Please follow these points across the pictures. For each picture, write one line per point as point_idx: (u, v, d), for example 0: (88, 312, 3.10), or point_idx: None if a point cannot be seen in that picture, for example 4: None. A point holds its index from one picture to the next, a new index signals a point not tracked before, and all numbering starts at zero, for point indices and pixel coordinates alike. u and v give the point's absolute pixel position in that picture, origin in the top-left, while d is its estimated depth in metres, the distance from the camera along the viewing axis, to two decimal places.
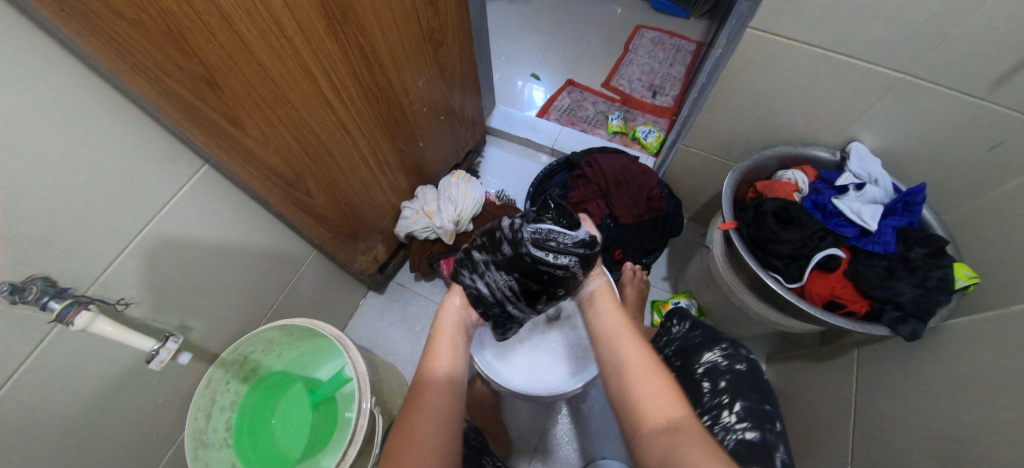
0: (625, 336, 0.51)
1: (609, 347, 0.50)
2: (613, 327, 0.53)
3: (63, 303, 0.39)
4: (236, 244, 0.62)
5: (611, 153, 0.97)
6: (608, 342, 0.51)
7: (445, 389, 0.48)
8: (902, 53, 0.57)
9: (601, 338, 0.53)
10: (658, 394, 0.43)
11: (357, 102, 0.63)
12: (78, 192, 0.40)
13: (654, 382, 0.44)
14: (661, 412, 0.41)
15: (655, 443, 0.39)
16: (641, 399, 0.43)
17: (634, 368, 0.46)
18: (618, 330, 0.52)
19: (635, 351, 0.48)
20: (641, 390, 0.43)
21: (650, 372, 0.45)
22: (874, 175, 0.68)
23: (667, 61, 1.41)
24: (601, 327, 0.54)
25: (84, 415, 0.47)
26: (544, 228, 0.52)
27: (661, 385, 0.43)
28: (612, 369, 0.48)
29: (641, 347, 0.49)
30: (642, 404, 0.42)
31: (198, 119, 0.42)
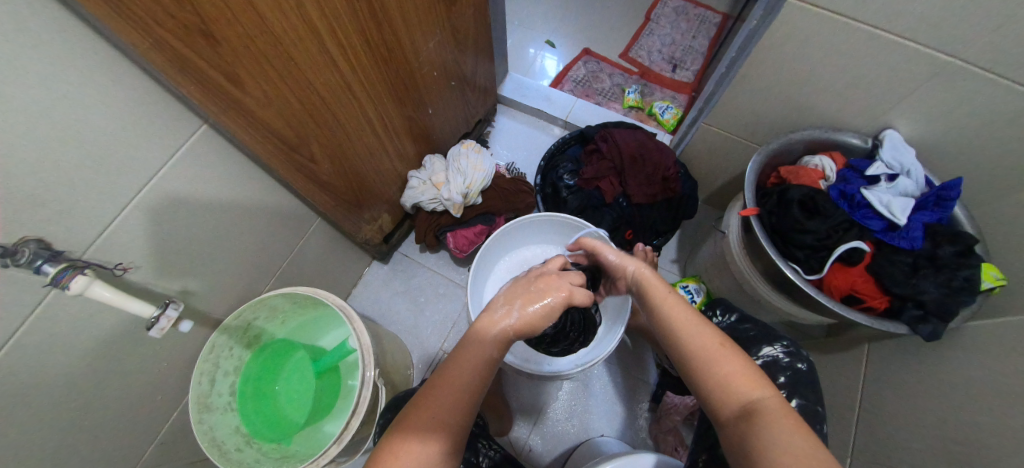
0: (685, 319, 0.45)
1: (669, 338, 0.45)
2: (671, 312, 0.46)
3: (56, 267, 0.37)
4: (238, 209, 0.60)
5: (628, 128, 0.93)
6: (671, 329, 0.45)
7: (487, 359, 0.46)
8: (956, 35, 0.53)
9: (662, 325, 0.46)
10: (738, 377, 0.39)
11: (364, 63, 0.58)
12: (68, 152, 0.37)
13: (731, 364, 0.40)
14: (745, 398, 0.38)
15: (742, 433, 0.37)
16: (719, 389, 0.40)
17: (709, 359, 0.41)
18: (677, 317, 0.46)
19: (705, 337, 0.43)
20: (718, 379, 0.40)
21: (727, 359, 0.40)
22: (906, 167, 0.65)
23: (690, 33, 1.33)
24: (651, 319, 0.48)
25: (84, 380, 0.47)
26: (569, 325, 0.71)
27: (738, 374, 0.39)
28: (682, 361, 0.43)
29: (708, 333, 0.43)
30: (717, 393, 0.40)
31: (195, 76, 0.39)
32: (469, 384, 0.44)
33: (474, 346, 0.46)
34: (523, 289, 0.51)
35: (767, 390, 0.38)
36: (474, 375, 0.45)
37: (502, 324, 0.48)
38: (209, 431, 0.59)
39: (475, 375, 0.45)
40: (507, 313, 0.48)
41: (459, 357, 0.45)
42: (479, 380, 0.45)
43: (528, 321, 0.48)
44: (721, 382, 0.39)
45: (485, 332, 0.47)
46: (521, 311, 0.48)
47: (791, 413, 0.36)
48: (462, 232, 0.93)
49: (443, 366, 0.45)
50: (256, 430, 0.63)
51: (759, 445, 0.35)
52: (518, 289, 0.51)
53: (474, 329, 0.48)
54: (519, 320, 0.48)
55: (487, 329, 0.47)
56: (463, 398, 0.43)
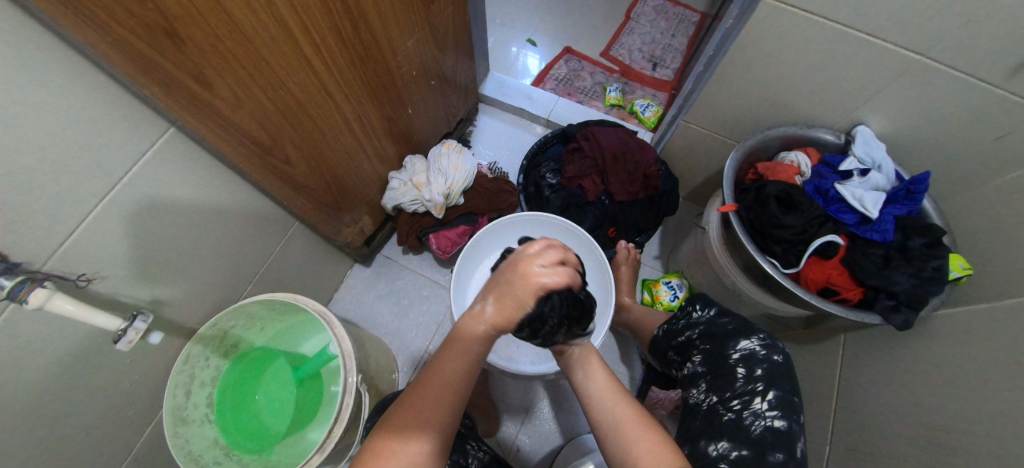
0: (614, 394, 0.46)
1: (598, 410, 0.45)
2: (599, 386, 0.47)
3: (13, 281, 0.35)
4: (209, 215, 0.58)
5: (610, 126, 0.93)
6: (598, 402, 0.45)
7: (472, 358, 0.45)
8: (921, 34, 0.54)
9: (588, 402, 0.46)
10: (656, 449, 0.39)
11: (339, 61, 0.57)
12: (21, 160, 0.35)
13: (650, 437, 0.40)
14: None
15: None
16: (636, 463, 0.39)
17: (627, 432, 0.41)
18: (608, 390, 0.46)
19: (627, 412, 0.43)
20: (634, 454, 0.39)
21: (644, 433, 0.41)
22: (878, 162, 0.67)
23: (670, 32, 1.35)
24: (588, 386, 0.47)
25: (47, 397, 0.45)
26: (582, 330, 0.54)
27: (655, 445, 0.40)
28: (605, 436, 0.43)
29: (632, 407, 0.44)
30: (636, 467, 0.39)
31: (160, 77, 0.38)
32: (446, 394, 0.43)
33: (455, 349, 0.44)
34: (494, 281, 0.46)
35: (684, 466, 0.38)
36: (457, 378, 0.44)
37: (477, 318, 0.44)
38: (185, 444, 0.57)
39: (450, 393, 0.43)
40: (481, 306, 0.45)
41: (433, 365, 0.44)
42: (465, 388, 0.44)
43: (501, 313, 0.43)
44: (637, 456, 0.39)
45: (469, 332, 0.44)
46: (488, 306, 0.44)
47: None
48: (444, 233, 0.92)
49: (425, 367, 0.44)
50: (234, 441, 0.62)
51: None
52: (491, 283, 0.46)
53: (457, 327, 0.46)
54: (491, 314, 0.44)
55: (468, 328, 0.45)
56: (445, 395, 0.43)
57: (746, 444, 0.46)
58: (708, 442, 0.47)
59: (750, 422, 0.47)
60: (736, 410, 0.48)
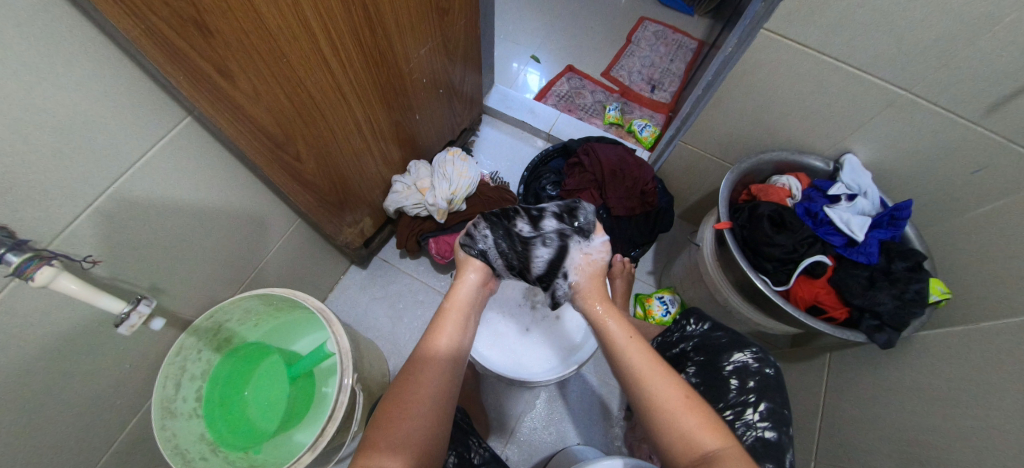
0: (654, 367, 0.43)
1: (635, 389, 0.43)
2: (637, 363, 0.44)
3: (21, 257, 0.35)
4: (215, 205, 0.58)
5: (609, 143, 0.96)
6: (636, 380, 0.43)
7: (439, 377, 0.46)
8: (906, 70, 0.58)
9: (625, 376, 0.45)
10: (703, 427, 0.39)
11: (355, 65, 0.59)
12: (40, 137, 0.36)
13: (695, 414, 0.39)
14: (704, 450, 0.38)
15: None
16: (680, 442, 0.39)
17: (671, 413, 0.40)
18: (645, 367, 0.44)
19: (669, 389, 0.41)
20: (678, 434, 0.39)
21: (689, 413, 0.39)
22: (863, 188, 0.70)
23: (668, 57, 1.40)
24: (621, 364, 0.46)
25: (39, 379, 0.44)
26: (553, 251, 0.60)
27: (702, 427, 0.39)
28: (642, 413, 0.42)
29: (674, 384, 0.42)
30: (677, 445, 0.39)
31: (186, 67, 0.39)
32: (429, 405, 0.44)
33: (427, 365, 0.47)
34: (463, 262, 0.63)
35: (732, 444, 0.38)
36: (433, 392, 0.45)
37: (436, 319, 0.52)
38: (172, 438, 0.55)
39: (432, 412, 0.44)
40: (441, 304, 0.54)
41: (407, 383, 0.45)
42: (444, 397, 0.45)
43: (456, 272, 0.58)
44: (681, 436, 0.39)
45: (433, 347, 0.49)
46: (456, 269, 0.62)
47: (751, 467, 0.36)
48: (444, 238, 0.92)
49: (406, 379, 0.45)
50: (222, 437, 0.60)
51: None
52: None
53: (415, 355, 0.48)
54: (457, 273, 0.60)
55: (432, 347, 0.48)
56: (431, 401, 0.44)
57: None
58: None
59: (742, 432, 0.49)
60: (729, 421, 0.50)
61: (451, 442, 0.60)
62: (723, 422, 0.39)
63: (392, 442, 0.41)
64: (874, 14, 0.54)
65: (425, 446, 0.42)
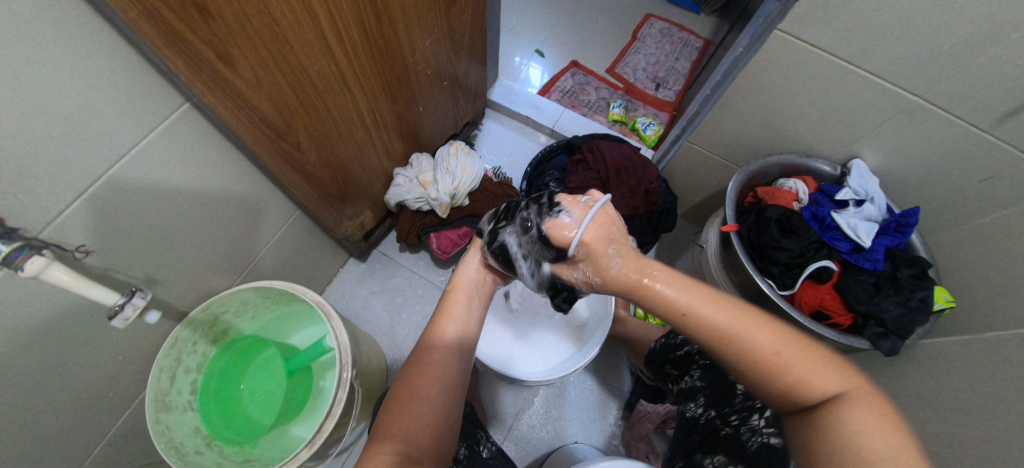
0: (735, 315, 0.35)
1: (718, 345, 0.35)
2: (711, 317, 0.35)
3: (11, 247, 0.34)
4: (213, 195, 0.57)
5: (614, 141, 0.95)
6: (714, 341, 0.35)
7: (443, 366, 0.45)
8: (919, 76, 0.57)
9: (704, 343, 0.36)
10: (819, 371, 0.33)
11: (359, 53, 0.57)
12: (31, 120, 0.34)
13: (804, 358, 0.33)
14: (824, 393, 0.32)
15: (815, 437, 0.32)
16: (788, 391, 0.34)
17: (773, 365, 0.33)
18: (724, 320, 0.35)
19: (761, 336, 0.34)
20: (789, 384, 0.33)
21: (794, 359, 0.33)
22: (871, 194, 0.70)
23: (674, 55, 1.39)
24: (687, 324, 0.36)
25: (28, 371, 0.42)
26: (498, 262, 0.50)
27: (815, 370, 0.33)
28: (735, 368, 0.35)
29: (765, 327, 0.35)
30: (784, 392, 0.34)
31: (186, 51, 0.37)
32: (435, 395, 0.43)
33: (431, 353, 0.46)
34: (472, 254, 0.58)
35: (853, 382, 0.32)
36: (436, 383, 0.44)
37: (440, 304, 0.51)
38: (166, 432, 0.55)
39: (433, 405, 0.43)
40: (444, 289, 0.53)
41: (416, 370, 0.44)
42: (450, 386, 0.45)
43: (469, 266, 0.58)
44: (790, 387, 0.33)
45: (439, 336, 0.48)
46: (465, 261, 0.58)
47: (881, 403, 0.31)
48: (446, 233, 0.91)
49: (410, 367, 0.45)
50: (215, 431, 0.59)
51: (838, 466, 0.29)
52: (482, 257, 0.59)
53: (421, 344, 0.47)
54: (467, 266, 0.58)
55: (438, 335, 0.48)
56: (437, 391, 0.44)
57: (739, 459, 0.46)
58: (704, 455, 0.50)
59: (746, 438, 0.46)
60: (735, 426, 0.48)
61: (461, 433, 0.60)
62: (832, 355, 0.34)
63: (402, 430, 0.41)
64: (891, 18, 0.53)
65: (433, 433, 0.42)
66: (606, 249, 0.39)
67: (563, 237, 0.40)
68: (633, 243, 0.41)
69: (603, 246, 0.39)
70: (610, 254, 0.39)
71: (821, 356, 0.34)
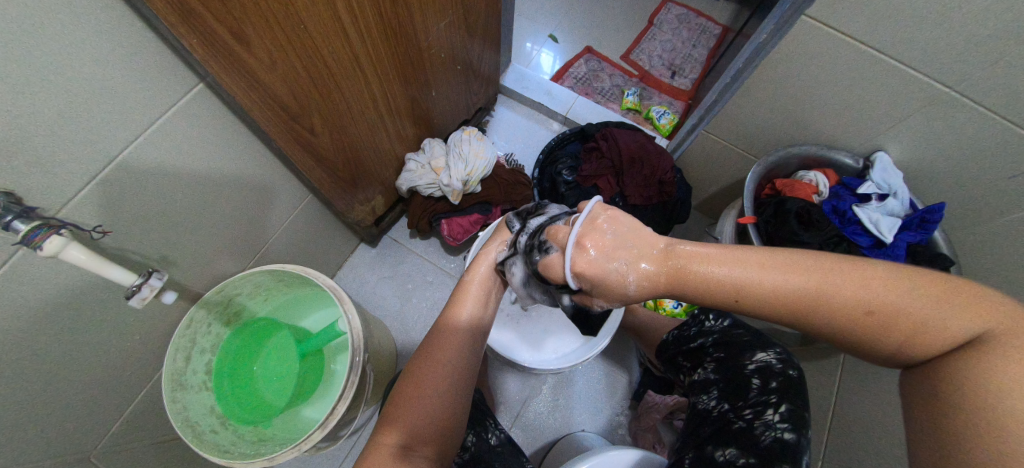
0: (824, 277, 0.31)
1: (812, 319, 0.32)
2: (794, 288, 0.32)
3: (28, 225, 0.34)
4: (227, 177, 0.56)
5: (629, 129, 0.93)
6: (804, 316, 0.32)
7: (458, 349, 0.46)
8: (954, 67, 0.55)
9: (792, 319, 0.33)
10: (938, 316, 0.30)
11: (373, 35, 0.56)
12: (47, 98, 0.34)
13: (917, 304, 0.30)
14: (948, 338, 0.30)
15: (943, 382, 0.30)
16: (902, 346, 0.31)
17: (879, 325, 0.31)
18: (808, 287, 0.32)
19: (854, 300, 0.31)
20: (902, 340, 0.31)
21: (901, 313, 0.30)
22: (894, 188, 0.68)
23: (691, 42, 1.35)
24: (760, 304, 0.33)
25: (47, 348, 0.43)
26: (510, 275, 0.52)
27: (928, 315, 0.30)
28: (835, 337, 0.33)
29: (856, 285, 0.31)
30: (896, 348, 0.31)
31: (201, 30, 0.36)
32: (448, 376, 0.44)
33: (447, 335, 0.46)
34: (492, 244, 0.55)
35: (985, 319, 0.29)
36: (450, 364, 0.44)
37: (455, 290, 0.51)
38: (182, 410, 0.55)
39: (445, 389, 0.43)
40: (461, 276, 0.52)
41: (431, 351, 0.45)
42: (465, 371, 0.45)
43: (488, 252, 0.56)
44: (904, 341, 0.31)
45: (455, 319, 0.48)
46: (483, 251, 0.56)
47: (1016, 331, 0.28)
48: (457, 220, 0.91)
49: (426, 346, 0.46)
50: (229, 410, 0.60)
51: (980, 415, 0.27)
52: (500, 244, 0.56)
53: (436, 325, 0.48)
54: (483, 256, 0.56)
55: (455, 316, 0.48)
56: (451, 372, 0.44)
57: (753, 452, 0.44)
58: (715, 448, 0.47)
59: (759, 431, 0.46)
60: (747, 420, 0.48)
61: (470, 421, 0.61)
62: (944, 289, 0.30)
63: (416, 411, 0.41)
64: (927, 5, 0.50)
65: (444, 416, 0.42)
66: (607, 270, 0.36)
67: (557, 272, 0.39)
68: (638, 241, 0.37)
69: (604, 268, 0.36)
70: (620, 274, 0.36)
71: (934, 293, 0.30)
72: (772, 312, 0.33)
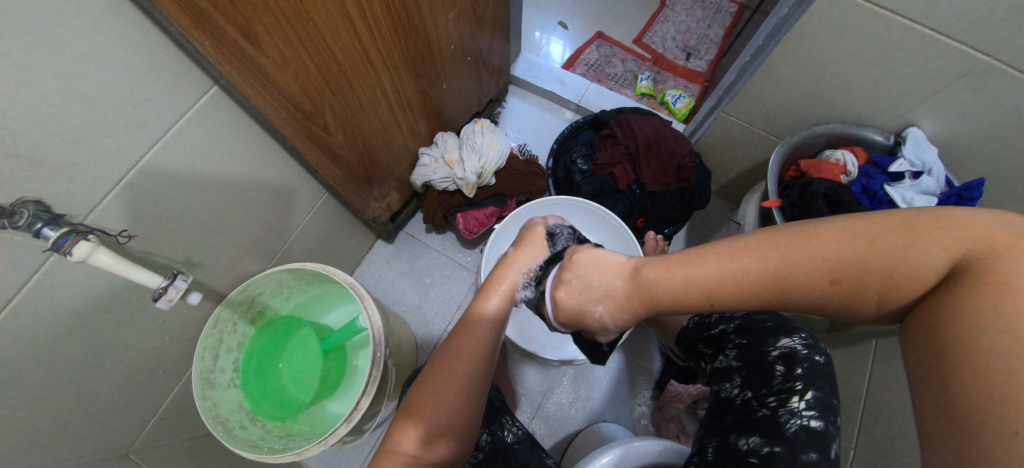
0: (777, 256, 0.35)
1: (784, 301, 0.36)
2: (751, 278, 0.36)
3: (58, 232, 0.34)
4: (245, 179, 0.57)
5: (644, 114, 0.91)
6: (779, 300, 0.36)
7: (483, 340, 0.45)
8: (995, 34, 0.51)
9: (772, 305, 0.37)
10: (900, 259, 0.31)
11: (382, 28, 0.55)
12: (70, 108, 0.34)
13: (877, 256, 0.32)
14: (925, 275, 0.31)
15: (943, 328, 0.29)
16: (884, 300, 0.33)
17: (846, 292, 0.33)
18: (764, 274, 0.36)
19: (811, 275, 0.34)
20: (880, 294, 0.33)
21: (861, 274, 0.32)
22: (928, 165, 0.65)
23: (706, 21, 1.30)
24: (729, 302, 0.38)
25: (83, 351, 0.45)
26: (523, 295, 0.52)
27: (892, 266, 0.31)
28: (821, 310, 0.36)
29: (806, 260, 0.34)
30: (880, 301, 0.33)
31: (213, 32, 0.36)
32: (466, 372, 0.43)
33: (471, 328, 0.46)
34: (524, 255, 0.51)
35: (953, 248, 0.30)
36: (472, 364, 0.44)
37: (483, 284, 0.50)
38: (213, 407, 0.57)
39: (466, 384, 0.43)
40: (487, 280, 0.49)
41: (456, 344, 0.45)
42: (480, 368, 0.45)
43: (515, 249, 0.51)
44: (882, 293, 0.32)
45: (482, 314, 0.47)
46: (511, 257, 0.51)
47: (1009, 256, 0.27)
48: (472, 213, 0.90)
49: (451, 339, 0.46)
50: (258, 407, 0.61)
51: (980, 355, 0.26)
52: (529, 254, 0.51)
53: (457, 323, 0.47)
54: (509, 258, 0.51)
55: (482, 308, 0.47)
56: (473, 372, 0.44)
57: (778, 440, 0.43)
58: (738, 436, 0.46)
59: (783, 419, 0.44)
60: (770, 407, 0.46)
61: (484, 420, 0.61)
62: (904, 232, 0.31)
63: (438, 404, 0.42)
64: None
65: (465, 411, 0.43)
66: (585, 303, 0.45)
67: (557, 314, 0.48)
68: (608, 275, 0.45)
69: (585, 303, 0.45)
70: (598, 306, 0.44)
71: (893, 238, 0.32)
72: (750, 300, 0.37)
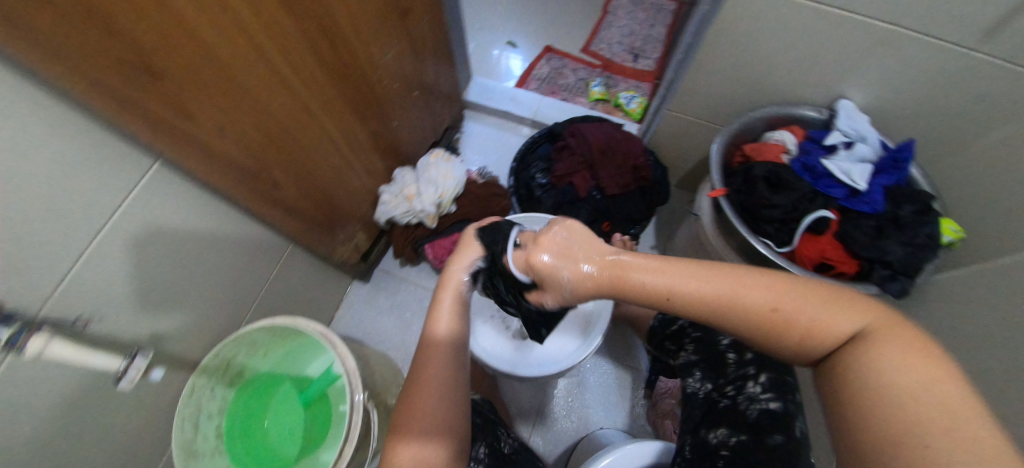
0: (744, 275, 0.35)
1: (721, 313, 0.35)
2: (712, 285, 0.35)
3: (8, 330, 0.36)
4: (201, 244, 0.58)
5: (595, 121, 0.94)
6: (720, 308, 0.35)
7: (447, 365, 0.45)
8: (894, 4, 0.55)
9: (704, 315, 0.36)
10: (830, 310, 0.32)
11: (319, 80, 0.57)
12: (6, 208, 0.35)
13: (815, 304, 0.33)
14: (841, 332, 0.32)
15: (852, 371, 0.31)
16: (803, 341, 0.33)
17: (781, 321, 0.33)
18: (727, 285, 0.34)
19: (762, 295, 0.33)
20: (804, 334, 0.32)
21: (801, 310, 0.33)
22: (863, 133, 0.68)
23: (648, 22, 1.36)
24: (683, 297, 0.36)
25: (53, 443, 0.44)
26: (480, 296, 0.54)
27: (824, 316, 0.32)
28: (744, 332, 0.35)
29: (764, 283, 0.34)
30: (796, 341, 0.33)
31: (145, 113, 0.37)
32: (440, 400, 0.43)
33: (431, 354, 0.46)
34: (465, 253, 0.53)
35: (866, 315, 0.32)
36: (446, 388, 0.44)
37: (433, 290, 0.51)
38: None
39: (445, 407, 0.43)
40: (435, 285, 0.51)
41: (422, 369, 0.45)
42: (455, 397, 0.44)
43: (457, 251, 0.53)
44: (803, 337, 0.33)
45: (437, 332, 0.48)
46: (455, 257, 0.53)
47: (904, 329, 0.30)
48: (439, 242, 0.92)
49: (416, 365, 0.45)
50: None
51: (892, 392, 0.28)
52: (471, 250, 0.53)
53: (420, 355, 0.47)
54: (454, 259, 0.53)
55: (435, 331, 0.48)
56: (448, 402, 0.43)
57: (743, 429, 0.44)
58: (708, 430, 0.47)
59: (743, 407, 0.46)
60: (729, 397, 0.48)
61: (480, 433, 0.59)
62: (836, 292, 0.33)
63: (418, 427, 0.41)
64: None
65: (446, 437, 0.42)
66: (557, 265, 0.41)
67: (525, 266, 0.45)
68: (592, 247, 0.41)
69: (556, 265, 0.41)
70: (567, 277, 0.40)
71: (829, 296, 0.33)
72: (694, 308, 0.36)
